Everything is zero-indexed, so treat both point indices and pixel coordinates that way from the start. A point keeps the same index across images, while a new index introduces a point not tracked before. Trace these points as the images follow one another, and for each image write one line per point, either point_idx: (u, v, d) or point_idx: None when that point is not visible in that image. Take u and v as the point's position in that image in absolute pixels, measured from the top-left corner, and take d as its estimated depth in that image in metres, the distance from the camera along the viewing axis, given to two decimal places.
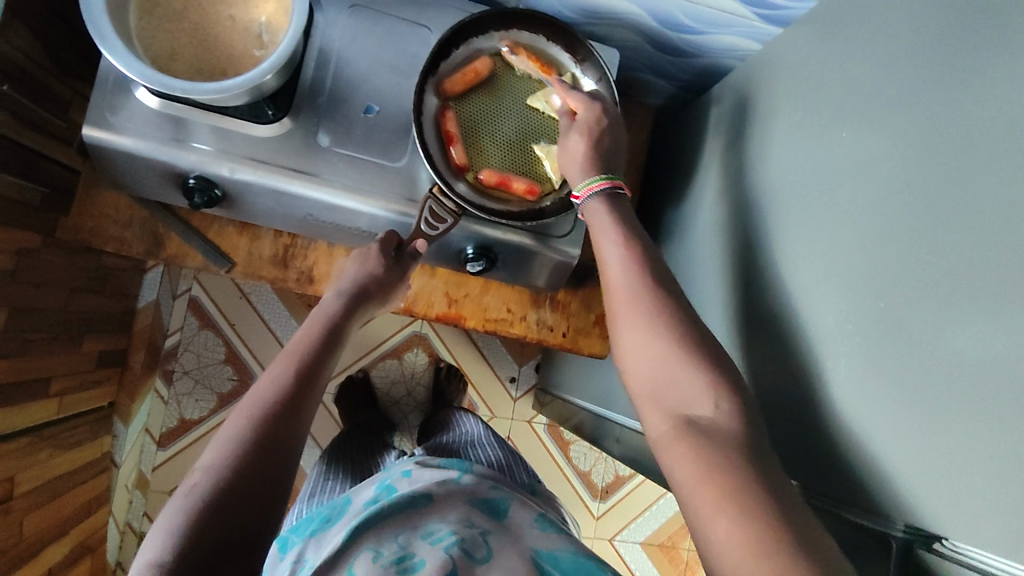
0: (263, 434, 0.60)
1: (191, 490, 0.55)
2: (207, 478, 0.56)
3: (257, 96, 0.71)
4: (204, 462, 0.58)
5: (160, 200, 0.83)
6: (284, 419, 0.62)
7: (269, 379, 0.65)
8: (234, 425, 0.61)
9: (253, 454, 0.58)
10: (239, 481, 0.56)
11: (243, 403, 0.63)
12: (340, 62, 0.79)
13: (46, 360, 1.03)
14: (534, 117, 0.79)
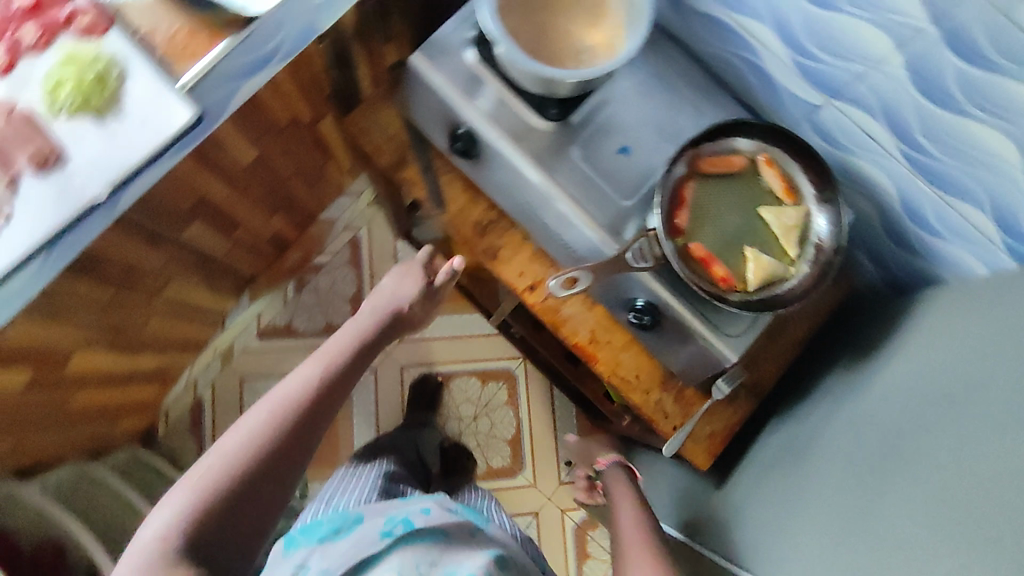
0: (280, 431, 0.69)
1: (206, 466, 0.64)
2: (223, 457, 0.65)
3: (551, 93, 0.86)
4: (221, 444, 0.67)
5: (426, 132, 0.96)
6: (300, 417, 0.72)
7: (294, 390, 0.75)
8: (258, 420, 0.69)
9: (271, 442, 0.68)
10: (255, 464, 0.65)
11: (264, 400, 0.73)
12: (623, 105, 0.90)
13: (248, 209, 1.17)
14: (758, 224, 0.84)
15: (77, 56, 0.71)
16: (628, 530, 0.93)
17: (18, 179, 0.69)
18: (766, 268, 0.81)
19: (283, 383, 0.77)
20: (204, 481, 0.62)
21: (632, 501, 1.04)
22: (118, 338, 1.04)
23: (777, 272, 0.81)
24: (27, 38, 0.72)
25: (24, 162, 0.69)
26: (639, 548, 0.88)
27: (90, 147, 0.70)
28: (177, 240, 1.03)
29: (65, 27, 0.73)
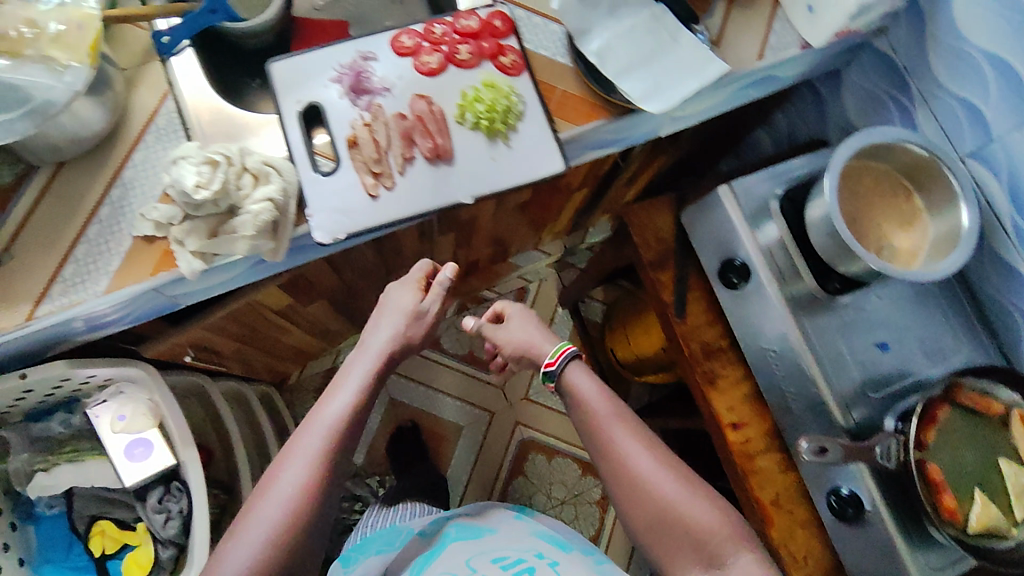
0: (320, 476, 0.71)
1: (257, 523, 0.68)
2: (266, 517, 0.68)
3: (844, 269, 0.88)
4: (265, 498, 0.69)
5: (700, 248, 1.00)
6: (337, 455, 0.73)
7: (322, 428, 0.73)
8: (295, 476, 0.70)
9: (319, 490, 0.70)
10: (304, 516, 0.69)
11: (298, 441, 0.73)
12: (891, 305, 0.94)
13: (484, 233, 1.24)
14: (994, 472, 0.84)
15: (494, 85, 0.82)
16: (672, 491, 0.74)
17: (410, 161, 0.79)
18: (994, 516, 0.81)
19: (315, 412, 0.76)
20: (257, 548, 0.66)
21: (606, 396, 0.82)
22: (339, 298, 1.10)
23: (998, 526, 0.82)
24: (460, 54, 0.83)
25: (420, 151, 0.79)
26: (694, 499, 0.74)
27: (473, 160, 0.80)
28: (430, 239, 1.11)
29: (490, 57, 0.83)
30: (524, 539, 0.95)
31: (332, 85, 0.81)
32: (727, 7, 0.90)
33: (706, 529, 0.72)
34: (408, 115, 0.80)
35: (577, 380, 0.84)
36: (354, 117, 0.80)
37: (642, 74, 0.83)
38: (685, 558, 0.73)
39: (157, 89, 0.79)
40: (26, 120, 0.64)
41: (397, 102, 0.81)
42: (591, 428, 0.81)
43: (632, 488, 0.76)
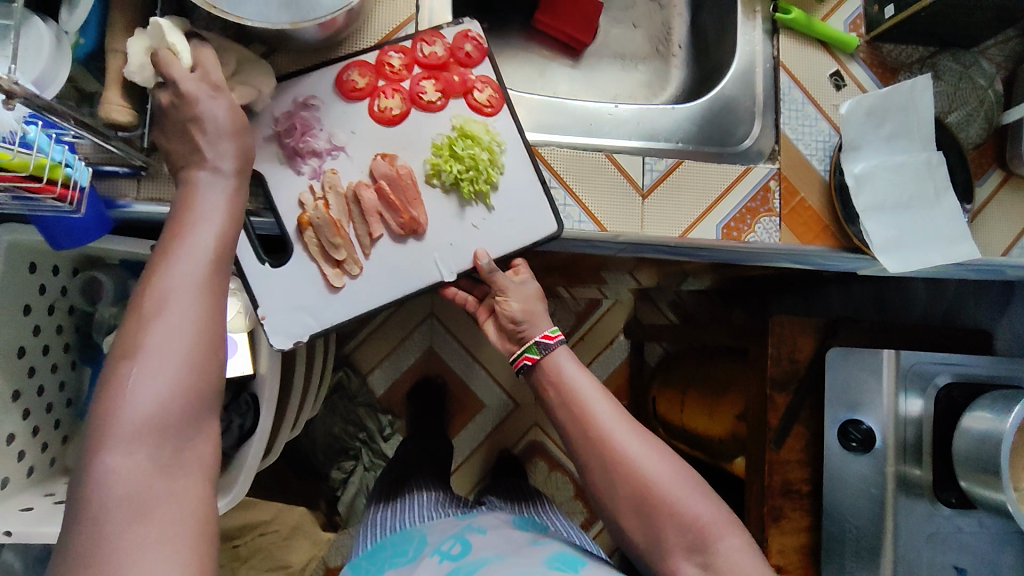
0: (216, 299, 0.47)
1: (141, 390, 0.43)
2: (156, 359, 0.43)
3: (972, 494, 0.85)
4: (147, 338, 0.43)
5: (830, 395, 0.92)
6: (229, 271, 0.49)
7: (199, 236, 0.47)
8: (183, 306, 0.45)
9: (221, 318, 0.47)
10: (211, 354, 0.46)
11: (158, 266, 0.46)
12: (985, 535, 0.91)
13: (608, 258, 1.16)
14: None
15: (469, 132, 0.68)
16: (656, 467, 0.62)
17: (376, 240, 0.67)
18: None
19: (178, 222, 0.48)
20: (158, 398, 0.43)
21: (595, 385, 0.68)
22: None
23: None
24: (425, 95, 0.69)
25: (388, 226, 0.67)
26: (682, 487, 0.62)
27: (453, 227, 0.69)
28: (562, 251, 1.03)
29: (462, 93, 0.70)
30: (535, 565, 0.75)
31: (269, 144, 0.66)
32: (999, 183, 0.80)
33: (694, 519, 0.61)
34: (370, 183, 0.67)
35: (562, 369, 0.70)
36: (304, 188, 0.66)
37: (890, 219, 0.75)
38: (673, 542, 0.61)
39: (402, 10, 0.70)
40: (280, 11, 0.55)
41: (353, 165, 0.67)
42: (580, 416, 0.66)
43: (609, 473, 0.63)
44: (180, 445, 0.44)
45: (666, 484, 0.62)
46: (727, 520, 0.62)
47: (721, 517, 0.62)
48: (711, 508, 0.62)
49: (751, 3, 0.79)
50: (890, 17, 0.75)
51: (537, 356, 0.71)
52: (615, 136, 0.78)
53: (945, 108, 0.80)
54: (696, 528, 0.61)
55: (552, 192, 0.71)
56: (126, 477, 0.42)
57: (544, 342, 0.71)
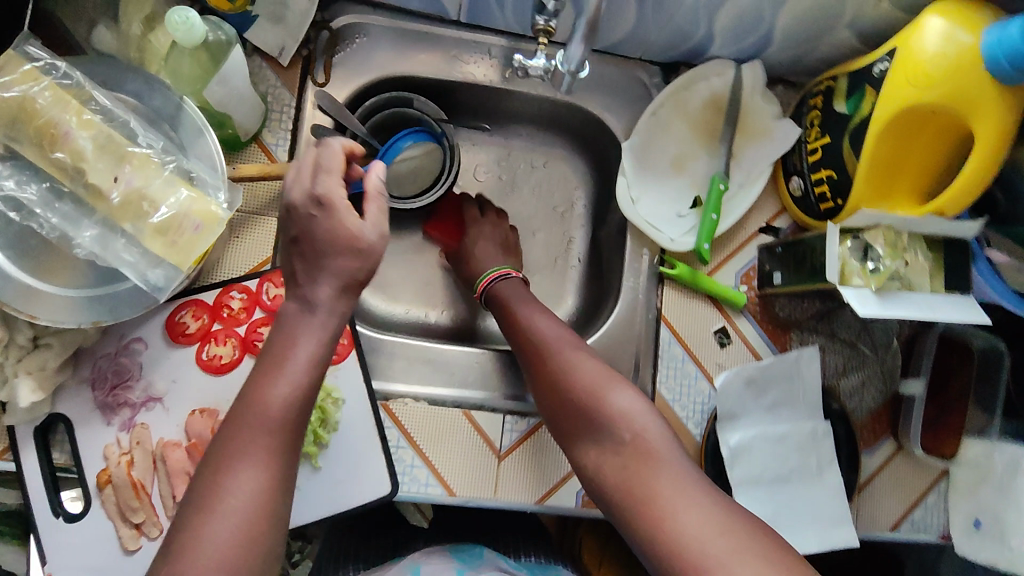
0: (281, 475, 0.46)
1: (196, 562, 0.42)
2: (209, 542, 0.43)
3: None
4: (207, 518, 0.44)
5: None
6: (297, 450, 0.48)
7: (284, 386, 0.48)
8: (246, 475, 0.45)
9: (283, 486, 0.47)
10: (262, 544, 0.44)
11: (240, 421, 0.47)
12: None
13: None
14: None
15: None
16: (592, 373, 0.58)
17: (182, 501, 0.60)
18: None
19: (258, 385, 0.48)
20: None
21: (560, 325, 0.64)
22: None
23: None
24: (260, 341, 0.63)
25: None
26: (614, 381, 0.57)
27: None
28: None
29: None
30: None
31: (84, 389, 0.61)
32: (891, 453, 0.76)
33: (626, 412, 0.55)
34: (184, 441, 0.61)
35: (533, 316, 0.65)
36: (111, 441, 0.60)
37: (764, 495, 0.71)
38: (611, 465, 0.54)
39: (257, 250, 0.65)
40: (85, 309, 0.53)
41: (168, 419, 0.61)
42: (538, 353, 0.62)
43: (578, 413, 0.57)
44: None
45: (642, 450, 0.53)
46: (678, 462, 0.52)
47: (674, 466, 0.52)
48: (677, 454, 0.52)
49: (639, 241, 0.75)
50: (778, 284, 0.71)
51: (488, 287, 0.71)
52: (480, 384, 0.73)
53: (841, 368, 0.75)
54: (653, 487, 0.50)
55: (398, 453, 0.67)
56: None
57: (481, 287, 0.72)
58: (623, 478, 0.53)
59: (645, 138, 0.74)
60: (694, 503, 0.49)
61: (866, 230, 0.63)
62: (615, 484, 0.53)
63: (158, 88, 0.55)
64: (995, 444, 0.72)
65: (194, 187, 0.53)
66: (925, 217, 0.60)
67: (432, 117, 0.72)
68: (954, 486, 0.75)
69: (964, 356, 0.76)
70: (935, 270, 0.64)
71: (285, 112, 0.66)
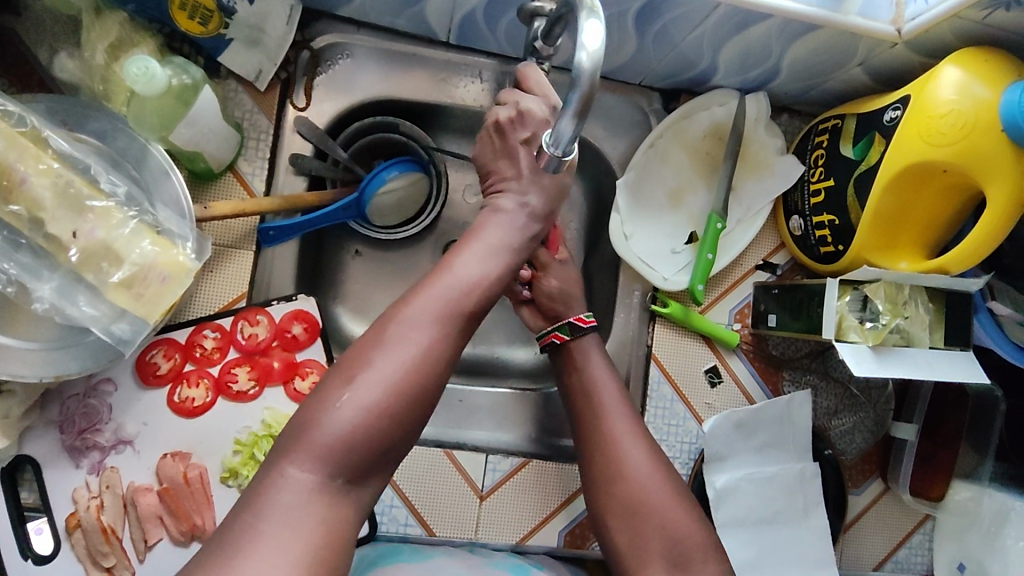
0: (447, 339, 0.46)
1: (371, 374, 0.43)
2: (380, 376, 0.43)
3: None
4: (374, 352, 0.44)
5: None
6: (466, 331, 0.48)
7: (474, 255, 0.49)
8: (420, 330, 0.45)
9: (451, 350, 0.46)
10: (420, 404, 0.45)
11: (432, 278, 0.48)
12: None
13: None
14: None
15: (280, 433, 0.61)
16: (643, 461, 0.60)
17: (153, 546, 0.58)
18: None
19: (451, 252, 0.50)
20: (375, 402, 0.43)
21: (615, 380, 0.64)
22: None
23: None
24: (234, 383, 0.61)
25: (169, 532, 0.58)
26: (674, 496, 0.59)
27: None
28: None
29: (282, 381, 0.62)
30: (482, 569, 0.59)
31: (51, 430, 0.58)
32: (878, 494, 0.75)
33: (682, 535, 0.57)
34: (155, 485, 0.59)
35: (589, 356, 0.65)
36: (79, 484, 0.58)
37: (749, 537, 0.69)
38: (643, 549, 0.57)
39: (233, 284, 0.63)
40: (45, 363, 0.50)
41: (139, 462, 0.59)
42: (586, 401, 0.63)
43: (634, 525, 0.58)
44: (356, 471, 0.43)
45: (660, 500, 0.58)
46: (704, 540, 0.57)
47: (700, 542, 0.57)
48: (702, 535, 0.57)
49: (632, 277, 0.73)
50: (774, 328, 0.69)
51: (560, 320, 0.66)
52: (465, 422, 0.72)
53: (832, 409, 0.74)
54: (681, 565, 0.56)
55: (377, 493, 0.66)
56: (305, 478, 0.41)
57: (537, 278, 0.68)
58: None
59: (641, 171, 0.71)
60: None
61: (867, 284, 0.60)
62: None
63: (122, 128, 0.53)
64: (986, 489, 0.71)
65: (160, 237, 0.50)
66: (927, 274, 0.58)
67: (418, 143, 0.70)
68: (940, 526, 0.75)
69: (959, 398, 0.73)
70: (935, 322, 0.62)
71: (262, 139, 0.64)
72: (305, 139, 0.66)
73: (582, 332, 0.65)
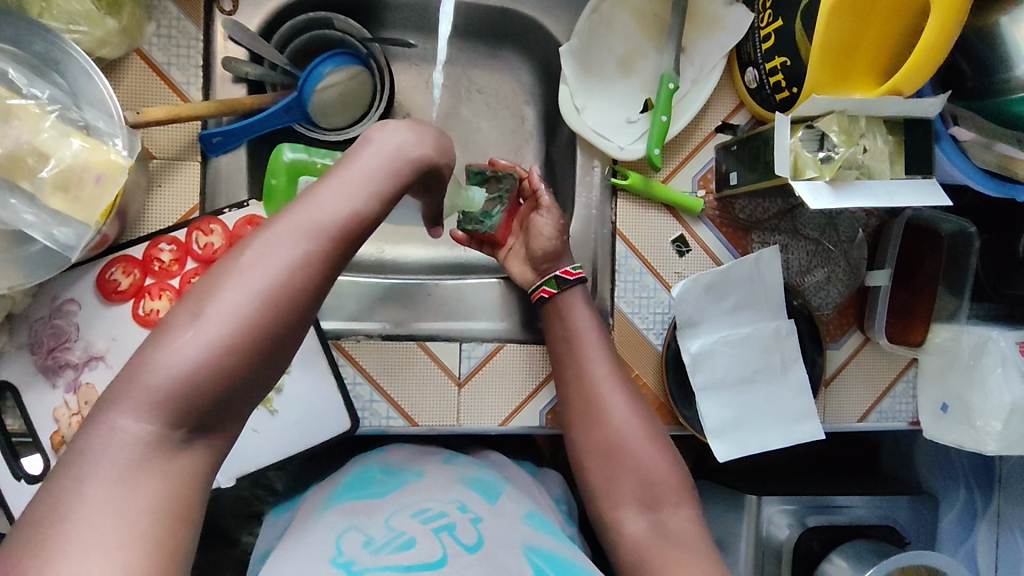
0: (307, 262, 0.41)
1: (212, 311, 0.38)
2: (215, 320, 0.38)
3: None
4: (221, 287, 0.40)
5: None
6: (348, 247, 0.43)
7: (361, 176, 0.44)
8: (276, 256, 0.40)
9: (311, 294, 0.41)
10: (270, 342, 0.40)
11: (302, 199, 0.43)
12: None
13: None
14: None
15: None
16: (620, 407, 0.60)
17: None
18: None
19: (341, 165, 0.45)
20: (198, 355, 0.38)
21: (596, 321, 0.64)
22: None
23: None
24: None
25: None
26: (652, 444, 0.58)
27: None
28: None
29: None
30: (451, 487, 0.59)
31: (23, 353, 0.59)
32: (858, 346, 0.75)
33: (652, 474, 0.57)
34: None
35: (573, 306, 0.65)
36: (58, 403, 0.59)
37: (729, 397, 0.70)
38: (619, 490, 0.58)
39: (184, 197, 0.63)
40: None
41: (114, 375, 0.60)
42: (568, 342, 0.63)
43: (610, 469, 0.58)
44: (207, 422, 0.39)
45: (627, 443, 0.58)
46: (680, 482, 0.57)
47: (676, 484, 0.57)
48: (674, 471, 0.57)
49: (590, 152, 0.72)
50: (735, 185, 0.68)
51: (556, 291, 0.65)
52: (438, 316, 0.72)
53: (805, 267, 0.74)
54: (653, 503, 0.56)
55: (355, 390, 0.67)
56: (139, 431, 0.36)
57: (563, 275, 0.65)
58: (649, 540, 0.54)
59: (587, 39, 0.69)
60: (693, 555, 0.52)
61: (820, 118, 0.59)
62: (635, 541, 0.55)
63: (36, 32, 0.52)
64: (964, 327, 0.70)
65: (89, 137, 0.50)
66: (881, 98, 0.56)
67: (354, 37, 0.69)
68: (923, 370, 0.75)
69: (935, 243, 0.73)
70: (896, 153, 0.61)
71: (192, 46, 0.62)
72: (238, 44, 0.64)
73: (570, 286, 0.65)
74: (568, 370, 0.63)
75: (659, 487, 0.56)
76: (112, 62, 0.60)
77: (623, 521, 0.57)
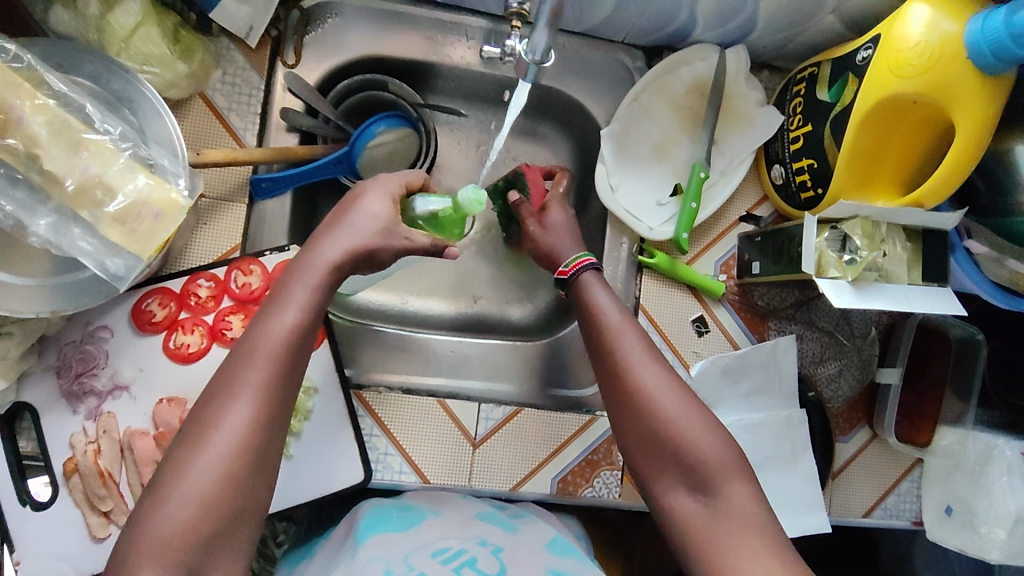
0: (270, 392, 0.45)
1: (194, 467, 0.41)
2: (200, 471, 0.41)
3: None
4: (200, 440, 0.42)
5: None
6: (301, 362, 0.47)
7: (287, 306, 0.48)
8: (236, 408, 0.43)
9: (281, 412, 0.45)
10: (258, 466, 0.43)
11: (241, 344, 0.46)
12: None
13: None
14: None
15: None
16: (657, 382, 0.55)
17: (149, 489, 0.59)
18: None
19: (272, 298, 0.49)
20: (191, 509, 0.40)
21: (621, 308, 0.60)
22: None
23: None
24: (229, 330, 0.62)
25: None
26: (692, 415, 0.53)
27: None
28: None
29: None
30: (468, 524, 0.60)
31: (47, 376, 0.59)
32: (866, 441, 0.76)
33: (701, 455, 0.52)
34: (151, 432, 0.60)
35: (594, 293, 0.62)
36: (77, 430, 0.59)
37: None
38: (667, 473, 0.53)
39: (226, 237, 0.65)
40: (45, 298, 0.52)
41: (135, 408, 0.60)
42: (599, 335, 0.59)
43: (658, 452, 0.53)
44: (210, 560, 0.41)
45: (672, 420, 0.53)
46: (733, 462, 0.52)
47: (728, 469, 0.51)
48: (722, 447, 0.52)
49: (619, 229, 0.75)
50: (757, 274, 0.71)
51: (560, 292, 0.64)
52: (459, 373, 0.73)
53: (818, 357, 0.76)
54: (704, 483, 0.51)
55: (370, 440, 0.67)
56: None
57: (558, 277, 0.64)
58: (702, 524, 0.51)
59: (626, 123, 0.73)
60: (749, 539, 0.48)
61: (844, 221, 0.62)
62: (689, 525, 0.51)
63: (115, 70, 0.55)
64: (969, 431, 0.72)
65: (154, 174, 0.52)
66: (901, 208, 0.59)
67: (406, 101, 0.73)
68: (928, 472, 0.75)
69: (943, 346, 0.75)
70: (913, 260, 0.63)
71: (253, 94, 0.65)
72: (296, 96, 0.67)
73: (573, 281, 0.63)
74: (597, 350, 0.59)
75: (709, 466, 0.51)
76: (178, 102, 0.63)
77: (675, 506, 0.52)
